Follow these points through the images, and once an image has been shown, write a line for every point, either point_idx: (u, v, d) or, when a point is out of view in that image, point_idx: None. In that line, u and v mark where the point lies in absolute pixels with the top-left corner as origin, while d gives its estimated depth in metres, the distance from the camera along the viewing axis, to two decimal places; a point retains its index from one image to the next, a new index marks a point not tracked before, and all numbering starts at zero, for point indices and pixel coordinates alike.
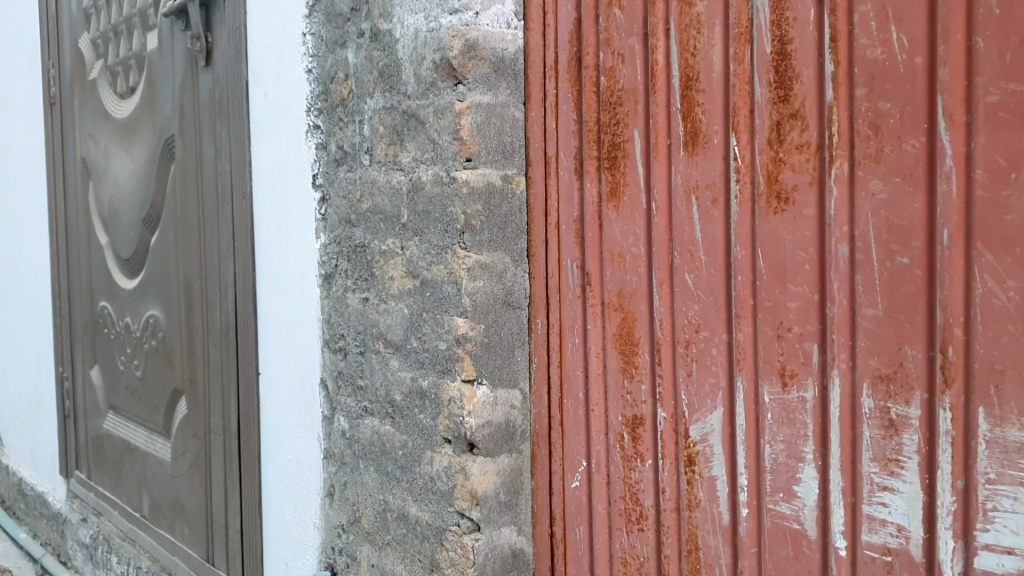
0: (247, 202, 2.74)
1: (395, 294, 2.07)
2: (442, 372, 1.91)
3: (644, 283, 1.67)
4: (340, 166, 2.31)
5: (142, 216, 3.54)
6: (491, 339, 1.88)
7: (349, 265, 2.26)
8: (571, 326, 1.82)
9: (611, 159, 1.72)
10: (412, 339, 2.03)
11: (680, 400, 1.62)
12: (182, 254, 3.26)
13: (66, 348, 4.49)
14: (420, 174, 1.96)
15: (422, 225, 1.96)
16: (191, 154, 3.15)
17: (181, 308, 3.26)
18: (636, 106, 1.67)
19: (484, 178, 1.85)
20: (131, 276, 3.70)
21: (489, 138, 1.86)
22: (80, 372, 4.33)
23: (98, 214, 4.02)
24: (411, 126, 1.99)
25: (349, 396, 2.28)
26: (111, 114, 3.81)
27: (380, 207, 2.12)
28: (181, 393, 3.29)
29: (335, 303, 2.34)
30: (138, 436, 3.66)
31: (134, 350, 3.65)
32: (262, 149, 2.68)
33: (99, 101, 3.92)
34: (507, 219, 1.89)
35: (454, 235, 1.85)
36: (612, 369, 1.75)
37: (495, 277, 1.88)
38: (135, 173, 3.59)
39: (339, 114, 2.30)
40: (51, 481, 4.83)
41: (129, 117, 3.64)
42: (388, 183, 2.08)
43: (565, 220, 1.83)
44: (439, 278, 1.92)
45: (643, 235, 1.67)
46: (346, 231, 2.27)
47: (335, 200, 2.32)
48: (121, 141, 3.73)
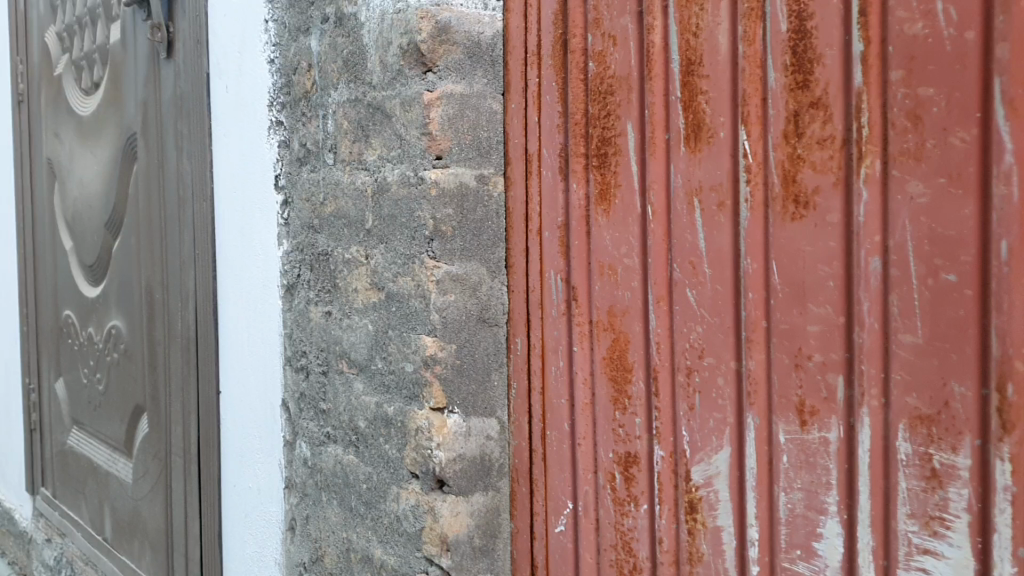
0: (205, 205, 2.47)
1: (358, 308, 1.85)
2: (409, 399, 1.69)
3: (638, 298, 1.44)
4: (303, 166, 2.06)
5: (102, 221, 3.29)
6: (464, 362, 1.65)
7: (313, 276, 2.02)
8: (555, 348, 1.59)
9: (602, 157, 1.49)
10: (377, 359, 1.80)
11: (681, 436, 1.40)
12: (142, 262, 3.01)
13: (33, 359, 4.26)
14: (385, 174, 1.73)
15: (387, 231, 1.74)
16: (151, 154, 2.89)
17: (142, 321, 3.02)
18: (629, 95, 1.44)
19: (455, 178, 1.62)
20: (93, 284, 3.45)
21: (462, 133, 1.63)
22: (46, 385, 4.09)
23: (62, 217, 3.76)
24: (377, 120, 1.76)
25: (312, 421, 2.05)
26: (73, 112, 3.54)
27: (343, 211, 1.89)
28: (143, 412, 3.06)
29: (298, 317, 2.10)
30: (101, 454, 3.44)
31: (97, 362, 3.42)
32: (223, 147, 2.41)
33: (63, 96, 3.65)
34: (483, 225, 1.66)
35: (422, 244, 1.62)
36: (601, 399, 1.52)
37: (467, 291, 1.65)
38: (97, 175, 3.33)
39: (302, 109, 2.05)
40: (19, 497, 4.61)
41: (91, 115, 3.37)
42: (352, 184, 1.85)
43: (549, 226, 1.59)
44: (405, 292, 1.69)
45: (637, 245, 1.44)
46: (309, 238, 2.03)
47: (297, 203, 2.08)
48: (82, 140, 3.47)
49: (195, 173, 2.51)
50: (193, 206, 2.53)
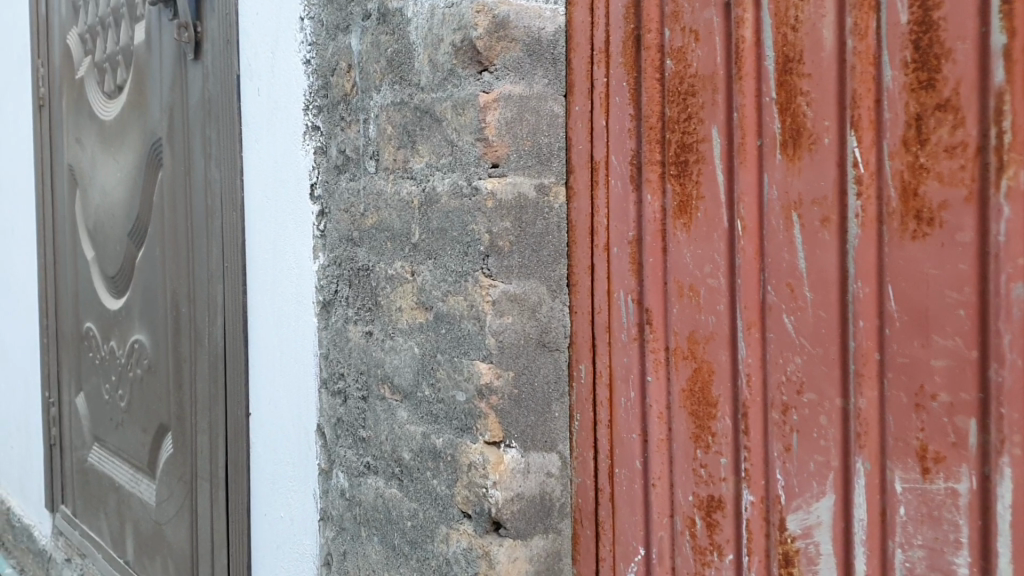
0: (235, 215, 2.33)
1: (402, 329, 1.69)
2: (459, 430, 1.54)
3: (723, 325, 1.29)
4: (342, 174, 1.91)
5: (126, 231, 3.15)
6: (522, 391, 1.49)
7: (351, 293, 1.87)
8: (625, 377, 1.44)
9: (680, 165, 1.34)
10: (422, 385, 1.65)
11: (774, 480, 1.25)
12: (167, 274, 2.87)
13: (53, 372, 4.14)
14: (434, 183, 1.59)
15: (435, 246, 1.59)
16: (178, 161, 2.75)
17: (166, 335, 2.88)
18: (715, 96, 1.29)
19: (513, 189, 1.47)
20: (116, 296, 3.32)
21: (520, 139, 1.48)
22: (67, 398, 3.97)
23: (85, 226, 3.63)
24: (424, 125, 1.61)
25: (350, 449, 1.91)
26: (96, 117, 3.41)
27: (386, 223, 1.74)
28: (167, 431, 2.92)
29: (334, 337, 1.95)
30: (123, 473, 3.31)
31: (119, 378, 3.29)
32: (254, 154, 2.27)
33: (86, 101, 3.52)
34: (542, 239, 1.50)
35: (476, 260, 1.48)
36: (680, 435, 1.38)
37: (525, 313, 1.49)
38: (121, 183, 3.19)
39: (341, 113, 1.90)
40: (40, 512, 4.49)
41: (115, 120, 3.23)
42: (396, 195, 1.71)
43: (617, 242, 1.44)
44: (455, 313, 1.54)
45: (723, 264, 1.29)
46: (349, 252, 1.88)
47: (335, 214, 1.93)
48: (106, 146, 3.34)
49: (225, 181, 2.38)
50: (222, 215, 2.40)
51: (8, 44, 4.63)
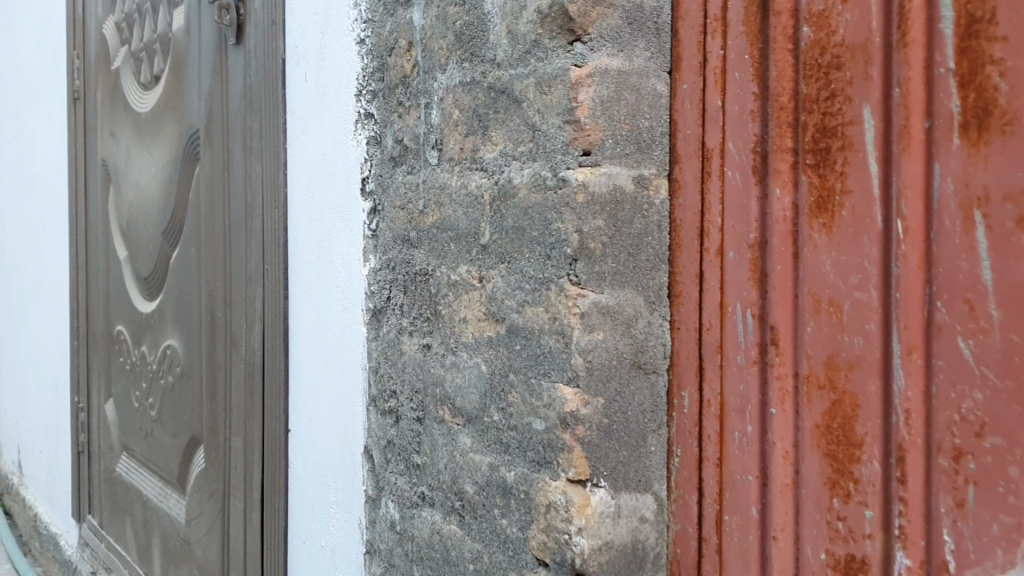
0: (276, 212, 2.11)
1: (466, 343, 1.46)
2: (536, 464, 1.31)
3: (873, 348, 1.06)
4: (399, 166, 1.68)
5: (160, 230, 2.95)
6: (614, 420, 1.26)
7: (407, 300, 1.64)
8: (739, 407, 1.22)
9: (819, 154, 1.12)
10: (490, 409, 1.42)
11: (940, 541, 1.01)
12: (201, 276, 2.65)
13: (83, 376, 3.96)
14: (511, 174, 1.36)
15: (510, 248, 1.36)
16: (216, 155, 2.54)
17: (200, 342, 2.67)
18: (867, 68, 1.06)
19: (609, 181, 1.25)
20: (148, 299, 3.11)
21: (618, 122, 1.26)
22: (96, 404, 3.77)
23: (117, 225, 3.43)
24: (500, 107, 1.39)
25: (403, 476, 1.68)
26: (131, 109, 3.21)
27: (449, 221, 1.51)
28: (198, 445, 2.70)
29: (386, 350, 1.72)
30: (152, 486, 3.10)
31: (149, 385, 3.09)
32: (298, 145, 2.05)
33: (121, 93, 3.32)
34: (641, 241, 1.28)
35: (562, 264, 1.25)
36: (811, 479, 1.14)
37: (618, 328, 1.26)
38: (155, 178, 2.99)
39: (399, 97, 1.68)
40: (68, 522, 4.30)
41: (151, 112, 3.03)
42: (462, 189, 1.48)
43: (734, 245, 1.23)
44: (533, 326, 1.31)
45: (875, 275, 1.06)
46: (406, 254, 1.65)
47: (390, 211, 1.70)
48: (140, 139, 3.13)
49: (267, 175, 2.16)
50: (262, 212, 2.18)
51: (44, 36, 4.45)
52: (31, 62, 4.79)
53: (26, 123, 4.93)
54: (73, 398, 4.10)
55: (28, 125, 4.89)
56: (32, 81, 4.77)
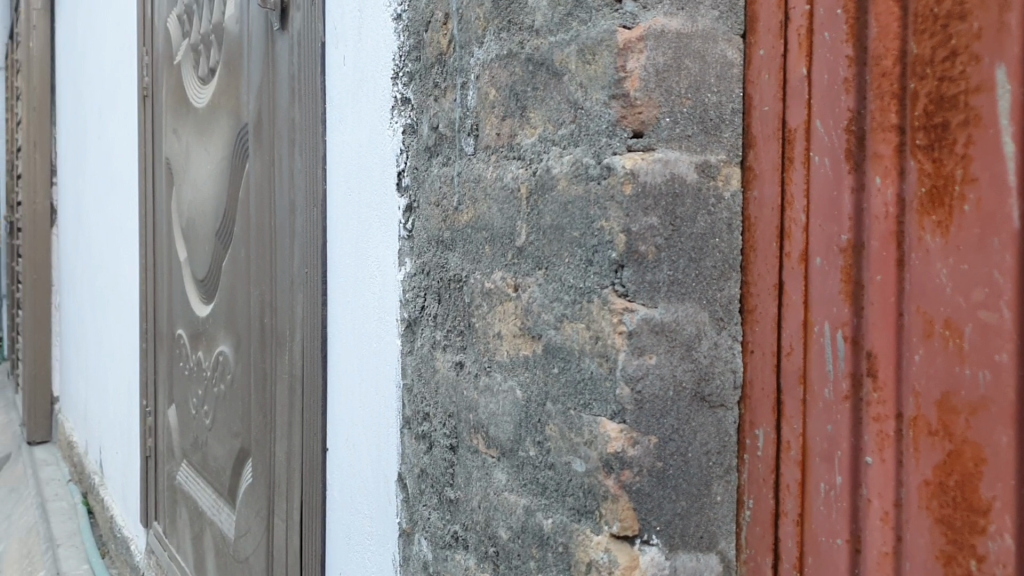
0: (316, 210, 1.91)
1: (500, 363, 1.24)
2: (576, 513, 1.08)
3: (1004, 385, 0.82)
4: (434, 156, 1.45)
5: (213, 230, 2.78)
6: (670, 463, 1.03)
7: (441, 310, 1.42)
8: (826, 453, 0.98)
9: (934, 131, 0.88)
10: (525, 443, 1.19)
11: None
12: (245, 279, 2.47)
13: (147, 379, 3.84)
14: (549, 162, 1.12)
15: (548, 251, 1.12)
16: (258, 148, 2.34)
17: (242, 349, 2.49)
18: (1004, 17, 0.82)
19: (664, 168, 1.01)
20: (202, 302, 2.95)
21: (678, 96, 1.02)
22: (157, 408, 3.64)
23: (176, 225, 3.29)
24: (540, 82, 1.16)
25: (434, 511, 1.45)
26: (188, 103, 3.05)
27: (482, 218, 1.29)
28: (240, 459, 2.52)
29: (419, 367, 1.49)
30: (204, 498, 2.95)
31: (203, 393, 2.93)
32: (338, 136, 1.84)
33: (180, 87, 3.17)
34: (705, 245, 1.04)
35: (606, 272, 1.02)
36: (918, 551, 0.90)
37: (675, 351, 1.02)
38: (207, 175, 2.83)
39: (434, 77, 1.44)
40: (134, 526, 4.20)
41: (206, 106, 2.86)
42: (497, 180, 1.25)
43: (821, 249, 0.98)
44: (574, 347, 1.07)
45: (1007, 289, 0.82)
46: (440, 259, 1.42)
47: (424, 207, 1.48)
48: (195, 134, 2.97)
49: (307, 169, 1.96)
50: (301, 210, 1.98)
51: (120, 31, 4.35)
52: (109, 60, 4.71)
53: (105, 120, 4.84)
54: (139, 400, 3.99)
55: (107, 122, 4.80)
56: (110, 77, 4.68)
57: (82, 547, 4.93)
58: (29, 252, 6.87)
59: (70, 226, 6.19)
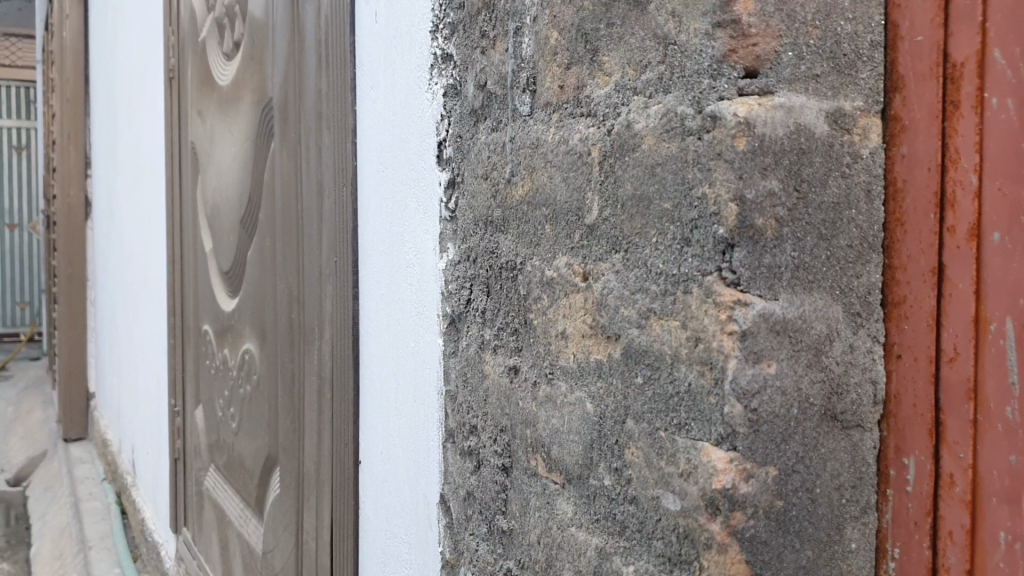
0: (344, 189, 1.68)
1: (567, 370, 1.01)
2: (667, 562, 0.84)
3: None
4: (482, 121, 1.22)
5: (236, 219, 2.52)
6: (792, 500, 0.79)
7: (491, 305, 1.19)
8: (1008, 493, 0.75)
9: None
10: (598, 468, 0.95)
11: None
12: (265, 271, 2.22)
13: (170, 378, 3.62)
14: (630, 115, 0.89)
15: (629, 229, 0.89)
16: (278, 126, 2.09)
17: (264, 348, 2.24)
18: None
19: (787, 117, 0.78)
20: (223, 295, 2.68)
21: (803, 24, 0.79)
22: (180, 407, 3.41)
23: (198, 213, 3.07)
24: (615, 16, 0.92)
25: (484, 544, 1.21)
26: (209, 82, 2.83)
27: (541, 190, 1.05)
28: (265, 468, 2.28)
29: (464, 370, 1.26)
30: (225, 509, 2.71)
31: (222, 395, 2.70)
32: (368, 105, 1.60)
33: (201, 65, 2.94)
34: (838, 218, 0.80)
35: (710, 254, 0.78)
36: None
37: (801, 357, 0.79)
38: (228, 159, 2.61)
39: (480, 25, 1.21)
40: (162, 530, 3.97)
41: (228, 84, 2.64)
42: (563, 143, 1.01)
43: (1002, 221, 0.75)
44: (664, 350, 0.84)
45: None
46: (491, 244, 1.18)
47: (470, 182, 1.24)
48: (219, 115, 2.73)
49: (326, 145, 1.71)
50: (322, 191, 1.73)
51: (148, 12, 4.16)
52: (138, 46, 4.52)
53: (136, 108, 4.66)
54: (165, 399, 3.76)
55: (138, 109, 4.61)
56: (139, 63, 4.49)
57: (115, 549, 4.73)
58: (64, 246, 6.70)
59: (104, 218, 6.02)
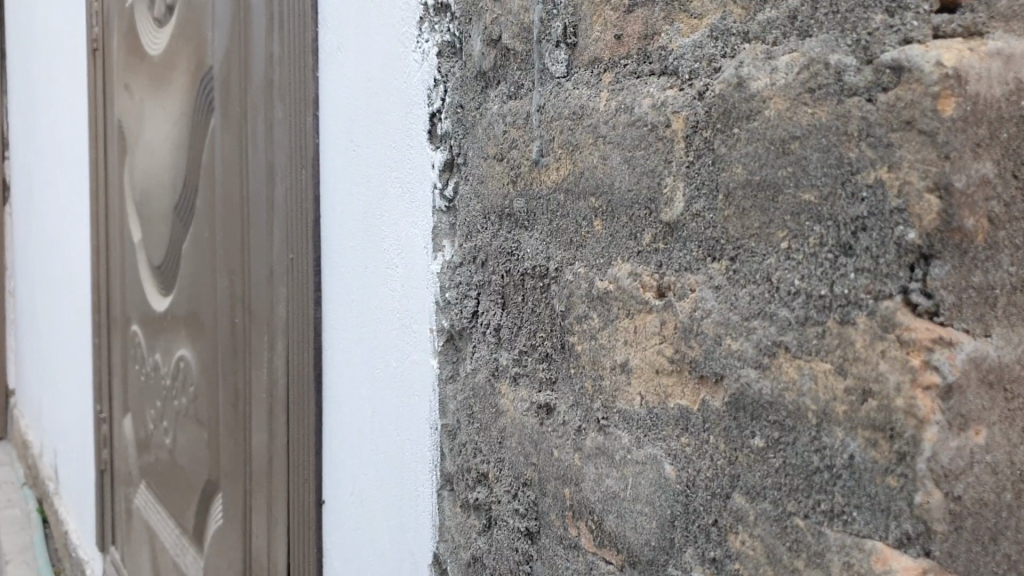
0: (303, 172, 1.37)
1: (628, 416, 0.75)
2: None
3: None
4: (493, 86, 0.96)
5: (165, 207, 2.16)
6: None
7: (508, 321, 0.93)
8: None
9: None
10: (682, 555, 0.70)
11: None
12: (205, 267, 1.90)
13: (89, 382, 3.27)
14: (743, 70, 0.63)
15: (737, 229, 0.64)
16: (220, 97, 1.77)
17: (202, 356, 1.93)
18: None
19: (1007, 71, 0.51)
20: (154, 292, 2.30)
21: None
22: (103, 413, 3.07)
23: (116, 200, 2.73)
24: None
25: None
26: (129, 50, 2.47)
27: (590, 175, 0.80)
28: (206, 494, 1.97)
29: (468, 402, 1.00)
30: (157, 534, 2.41)
31: (151, 406, 2.39)
32: (332, 72, 1.32)
33: (121, 30, 2.59)
34: None
35: (891, 268, 0.54)
36: None
37: (1019, 424, 0.52)
38: (151, 140, 2.29)
39: None
40: (88, 546, 3.63)
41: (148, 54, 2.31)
42: (625, 113, 0.75)
43: None
44: (804, 403, 0.59)
45: None
46: (510, 243, 0.92)
47: (477, 164, 0.98)
48: (143, 86, 2.35)
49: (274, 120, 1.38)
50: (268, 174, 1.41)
51: None
52: (58, 16, 4.15)
53: (56, 84, 4.29)
54: (85, 403, 3.41)
55: (59, 84, 4.22)
56: (60, 34, 4.11)
57: (36, 563, 4.36)
58: None
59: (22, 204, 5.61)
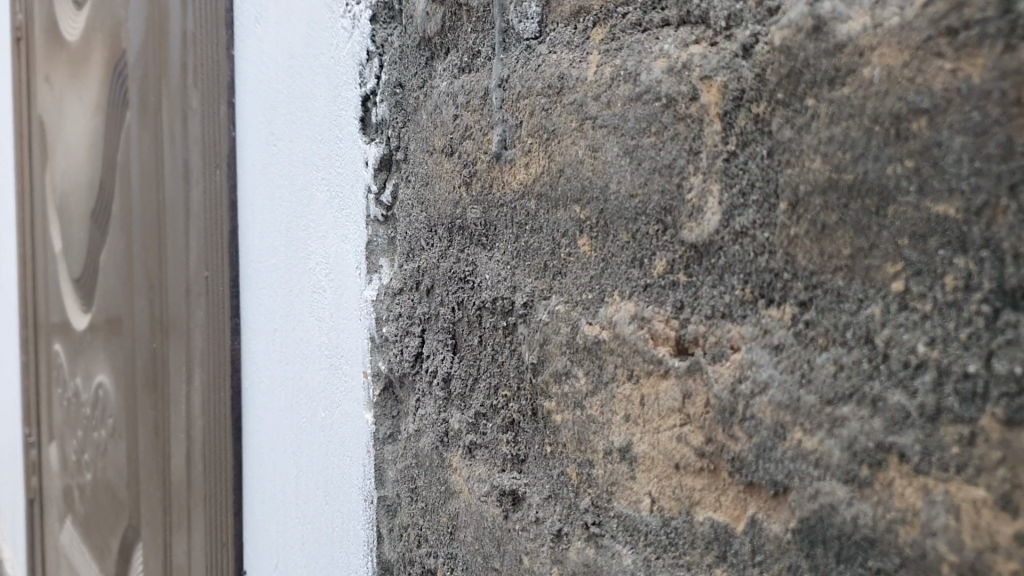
0: (218, 172, 1.09)
1: (632, 525, 0.51)
2: None
3: None
4: (441, 56, 0.71)
5: (81, 212, 1.87)
6: None
7: (461, 370, 0.69)
8: None
9: None
10: None
11: None
12: (121, 284, 1.61)
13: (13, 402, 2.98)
14: (823, 8, 0.40)
15: (814, 259, 0.41)
16: (135, 88, 1.47)
17: (116, 384, 1.66)
18: None
19: None
20: (73, 308, 2.01)
21: None
22: (21, 438, 2.77)
23: (33, 203, 2.45)
24: None
25: None
26: (45, 35, 2.17)
27: (571, 173, 0.55)
28: (123, 541, 1.70)
29: (410, 473, 0.76)
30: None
31: (70, 435, 2.12)
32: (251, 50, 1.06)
33: (38, 14, 2.29)
34: None
35: None
36: None
37: None
38: (64, 135, 2.01)
39: None
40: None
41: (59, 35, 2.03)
42: (625, 83, 0.51)
43: None
44: (936, 548, 0.36)
45: None
46: (465, 265, 0.68)
47: (420, 161, 0.74)
48: (57, 74, 2.06)
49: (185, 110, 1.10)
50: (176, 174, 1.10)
51: None
52: None
53: None
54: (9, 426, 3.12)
55: None
56: None
57: None
58: None
59: None
